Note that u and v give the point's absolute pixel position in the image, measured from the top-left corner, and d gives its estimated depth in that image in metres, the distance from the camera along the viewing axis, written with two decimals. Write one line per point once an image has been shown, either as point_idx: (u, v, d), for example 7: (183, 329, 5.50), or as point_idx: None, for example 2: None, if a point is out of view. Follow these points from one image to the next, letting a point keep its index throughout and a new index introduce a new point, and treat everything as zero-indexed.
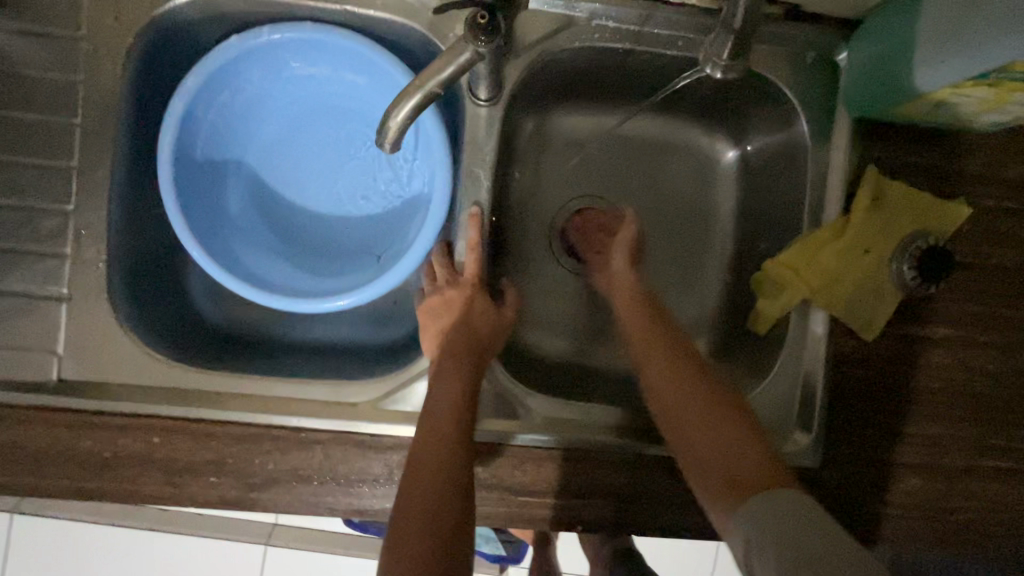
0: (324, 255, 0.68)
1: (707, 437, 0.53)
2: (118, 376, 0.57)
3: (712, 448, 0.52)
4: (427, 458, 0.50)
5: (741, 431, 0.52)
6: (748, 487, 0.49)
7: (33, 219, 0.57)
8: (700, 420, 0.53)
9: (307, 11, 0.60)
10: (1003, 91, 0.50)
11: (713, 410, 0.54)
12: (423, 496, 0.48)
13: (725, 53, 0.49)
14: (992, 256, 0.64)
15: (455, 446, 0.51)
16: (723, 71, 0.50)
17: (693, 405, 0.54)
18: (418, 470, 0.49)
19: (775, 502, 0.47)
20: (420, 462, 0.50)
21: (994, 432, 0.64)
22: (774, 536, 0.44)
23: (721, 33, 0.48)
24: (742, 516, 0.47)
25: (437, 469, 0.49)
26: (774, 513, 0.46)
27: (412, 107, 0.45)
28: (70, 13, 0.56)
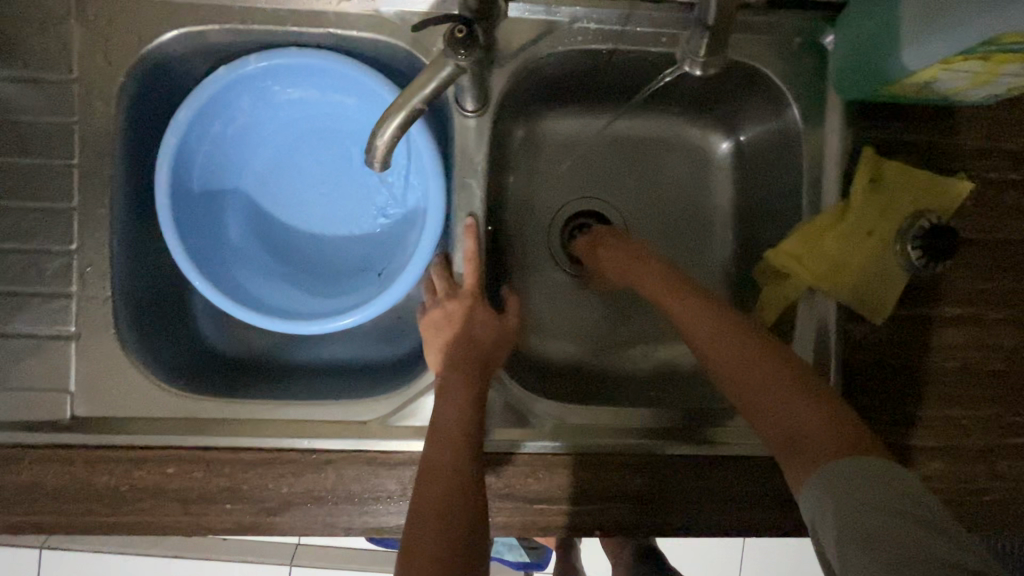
0: (325, 276, 0.68)
1: (766, 400, 0.51)
2: (130, 410, 0.58)
3: (771, 415, 0.51)
4: (439, 471, 0.49)
5: (799, 392, 0.50)
6: (818, 451, 0.48)
7: (39, 261, 0.58)
8: (754, 380, 0.52)
9: (291, 37, 0.61)
10: (993, 64, 0.48)
11: (766, 370, 0.52)
12: (433, 499, 0.47)
13: (701, 50, 0.49)
14: (999, 229, 0.62)
15: (466, 461, 0.50)
16: (700, 68, 0.50)
17: (735, 361, 0.53)
18: (429, 482, 0.48)
19: (846, 473, 0.45)
20: (430, 477, 0.49)
21: (1014, 409, 0.63)
22: (849, 507, 0.44)
23: (694, 30, 0.48)
24: (813, 484, 0.46)
25: (451, 483, 0.48)
26: (846, 489, 0.44)
27: (397, 125, 0.45)
28: (61, 57, 0.58)
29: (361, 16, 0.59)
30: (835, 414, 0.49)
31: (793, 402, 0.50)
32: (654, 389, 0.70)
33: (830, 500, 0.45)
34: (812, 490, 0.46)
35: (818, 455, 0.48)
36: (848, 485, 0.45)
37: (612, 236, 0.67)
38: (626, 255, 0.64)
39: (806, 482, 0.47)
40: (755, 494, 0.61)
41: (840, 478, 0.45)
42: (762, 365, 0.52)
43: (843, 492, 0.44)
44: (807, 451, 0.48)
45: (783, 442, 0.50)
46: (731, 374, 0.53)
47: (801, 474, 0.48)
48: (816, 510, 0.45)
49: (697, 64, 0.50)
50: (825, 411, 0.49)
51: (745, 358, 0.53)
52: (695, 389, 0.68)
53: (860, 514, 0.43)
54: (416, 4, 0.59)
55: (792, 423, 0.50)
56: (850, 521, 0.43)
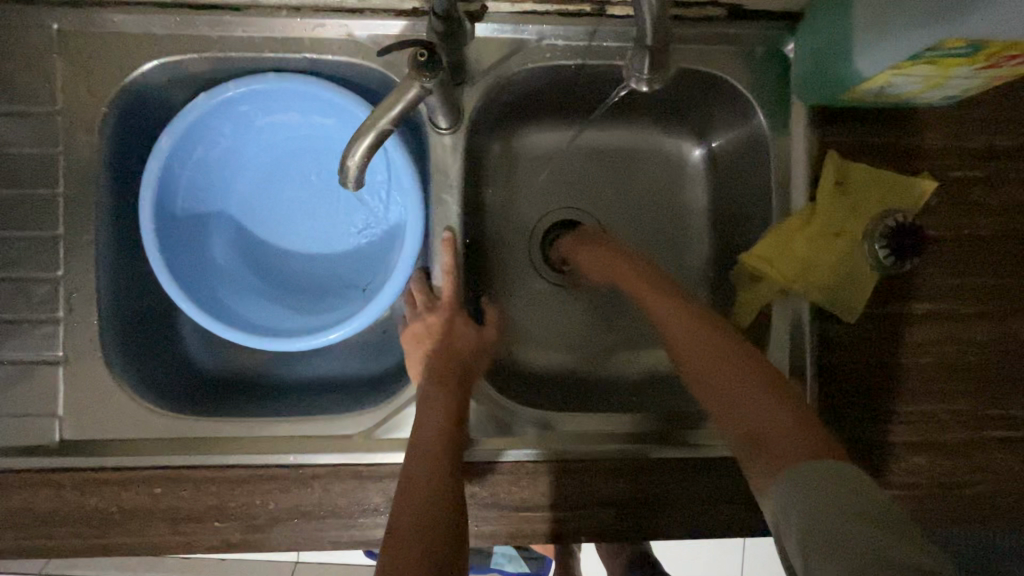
0: (310, 293, 0.70)
1: (733, 401, 0.52)
2: (117, 432, 0.59)
3: (749, 424, 0.50)
4: (418, 482, 0.50)
5: (765, 392, 0.51)
6: (780, 452, 0.48)
7: (26, 288, 0.59)
8: (722, 379, 0.53)
9: (268, 63, 0.62)
10: (942, 68, 0.50)
11: (732, 370, 0.53)
12: (414, 506, 0.48)
13: (644, 67, 0.47)
14: (966, 226, 0.64)
15: (443, 473, 0.51)
16: (646, 84, 0.48)
17: (705, 360, 0.54)
18: (408, 493, 0.49)
19: (806, 475, 0.45)
20: (408, 490, 0.50)
21: (992, 402, 0.64)
22: (810, 508, 0.43)
23: (635, 49, 0.46)
24: (776, 487, 0.46)
25: (429, 494, 0.49)
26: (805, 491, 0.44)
27: (366, 146, 0.47)
28: (44, 90, 0.59)
29: (335, 41, 0.61)
30: (801, 415, 0.49)
31: (759, 402, 0.50)
32: (637, 394, 0.71)
33: (797, 503, 0.44)
34: (781, 501, 0.45)
35: (780, 456, 0.47)
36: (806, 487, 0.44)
37: (594, 240, 0.68)
38: (605, 259, 0.65)
39: (770, 485, 0.47)
40: (737, 495, 0.61)
41: (805, 482, 0.44)
42: (739, 373, 0.53)
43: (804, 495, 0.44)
44: (770, 451, 0.48)
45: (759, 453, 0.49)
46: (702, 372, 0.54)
47: (765, 476, 0.48)
48: (786, 519, 0.44)
49: (643, 80, 0.48)
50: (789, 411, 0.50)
51: (713, 357, 0.54)
52: (677, 393, 0.69)
53: (820, 517, 0.42)
54: (388, 26, 0.60)
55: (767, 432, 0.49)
56: (816, 523, 0.41)
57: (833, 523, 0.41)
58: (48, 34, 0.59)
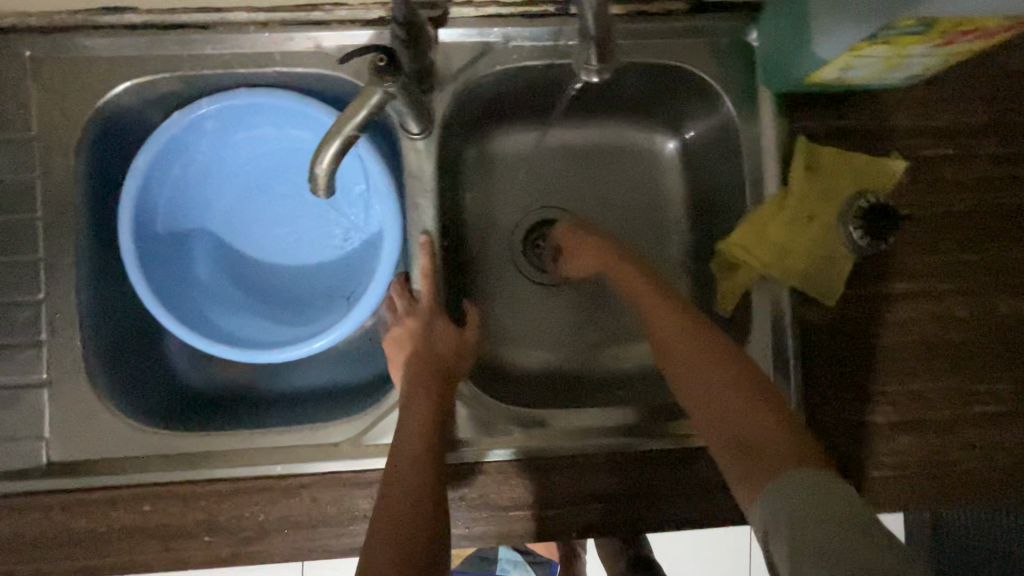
0: (294, 305, 0.70)
1: (719, 411, 0.53)
2: (104, 452, 0.59)
3: (723, 426, 0.53)
4: (400, 493, 0.51)
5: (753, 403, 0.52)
6: (768, 461, 0.49)
7: (8, 313, 0.60)
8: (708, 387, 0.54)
9: (240, 79, 0.63)
10: (899, 47, 0.51)
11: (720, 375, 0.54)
12: (393, 507, 0.50)
13: (592, 58, 0.47)
14: (939, 204, 0.64)
15: (427, 482, 0.52)
16: (596, 76, 0.48)
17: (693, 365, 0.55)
18: (391, 506, 0.50)
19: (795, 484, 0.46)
20: (391, 501, 0.51)
21: (977, 378, 0.64)
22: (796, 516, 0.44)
23: (581, 42, 0.46)
24: (764, 499, 0.47)
25: (413, 506, 0.50)
26: (791, 500, 0.45)
27: (333, 153, 0.47)
28: (19, 116, 0.60)
29: (304, 54, 0.62)
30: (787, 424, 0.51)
31: (749, 411, 0.52)
32: (623, 388, 0.71)
33: (781, 507, 0.45)
34: (763, 504, 0.47)
35: (769, 467, 0.48)
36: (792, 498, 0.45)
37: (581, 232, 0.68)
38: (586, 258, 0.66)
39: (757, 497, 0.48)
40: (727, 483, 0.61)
41: (784, 488, 0.46)
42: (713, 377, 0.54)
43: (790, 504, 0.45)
44: (758, 460, 0.49)
45: (733, 455, 0.51)
46: (689, 378, 0.55)
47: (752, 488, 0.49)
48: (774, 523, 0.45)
49: (592, 72, 0.48)
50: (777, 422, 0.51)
51: (701, 364, 0.55)
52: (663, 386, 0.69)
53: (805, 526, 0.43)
54: (355, 36, 0.61)
55: (745, 434, 0.51)
56: (799, 531, 0.43)
57: (815, 534, 0.42)
58: (21, 60, 0.60)
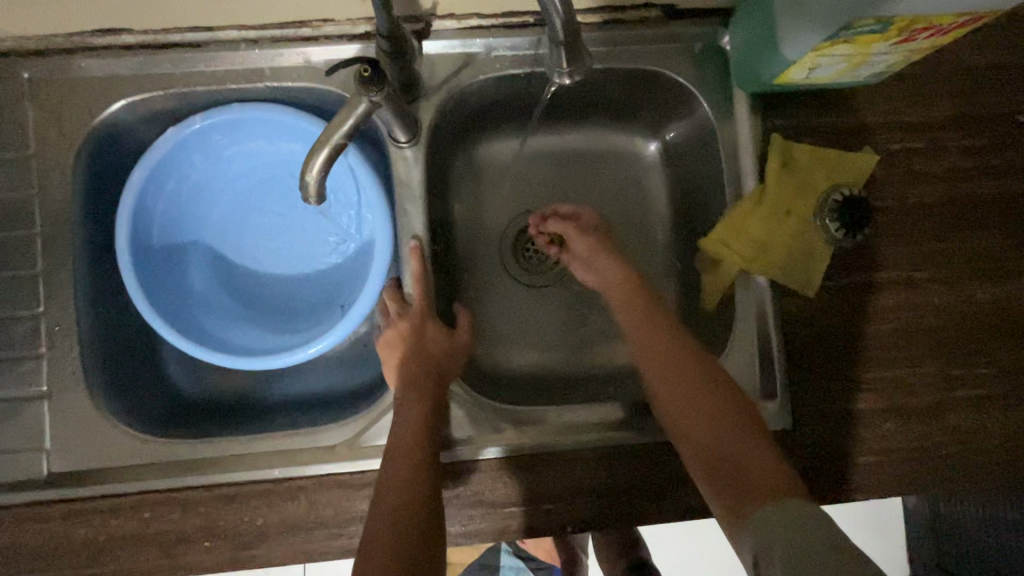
0: (289, 313, 0.71)
1: (709, 443, 0.55)
2: (103, 461, 0.60)
3: (713, 458, 0.54)
4: (391, 498, 0.52)
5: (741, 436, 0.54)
6: (756, 493, 0.50)
7: (8, 327, 0.61)
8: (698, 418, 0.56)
9: (232, 94, 0.65)
10: (860, 46, 0.53)
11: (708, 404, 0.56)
12: (388, 507, 0.52)
13: (562, 61, 0.49)
14: (912, 196, 0.67)
15: (418, 487, 0.53)
16: (568, 77, 0.51)
17: (683, 394, 0.57)
18: (383, 511, 0.52)
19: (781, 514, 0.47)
20: (384, 507, 0.52)
21: (957, 363, 0.65)
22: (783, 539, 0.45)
23: (551, 46, 0.49)
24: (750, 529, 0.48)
25: (404, 512, 0.51)
26: (777, 527, 0.46)
27: (322, 161, 0.49)
28: (18, 136, 0.62)
29: (293, 68, 0.64)
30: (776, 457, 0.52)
31: (738, 445, 0.54)
32: (614, 385, 0.72)
33: (768, 531, 0.46)
34: (751, 535, 0.48)
35: (756, 499, 0.50)
36: (778, 524, 0.46)
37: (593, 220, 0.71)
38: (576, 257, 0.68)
39: (744, 528, 0.49)
40: None
41: (769, 516, 0.47)
42: (711, 403, 0.56)
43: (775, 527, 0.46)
44: (745, 493, 0.51)
45: (721, 489, 0.52)
46: (680, 408, 0.57)
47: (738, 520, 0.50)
48: (758, 547, 0.46)
49: (563, 75, 0.51)
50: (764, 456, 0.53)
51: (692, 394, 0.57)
52: None
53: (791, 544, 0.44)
54: (343, 50, 0.63)
55: (734, 468, 0.52)
56: (786, 548, 0.44)
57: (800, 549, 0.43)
58: (19, 82, 0.62)
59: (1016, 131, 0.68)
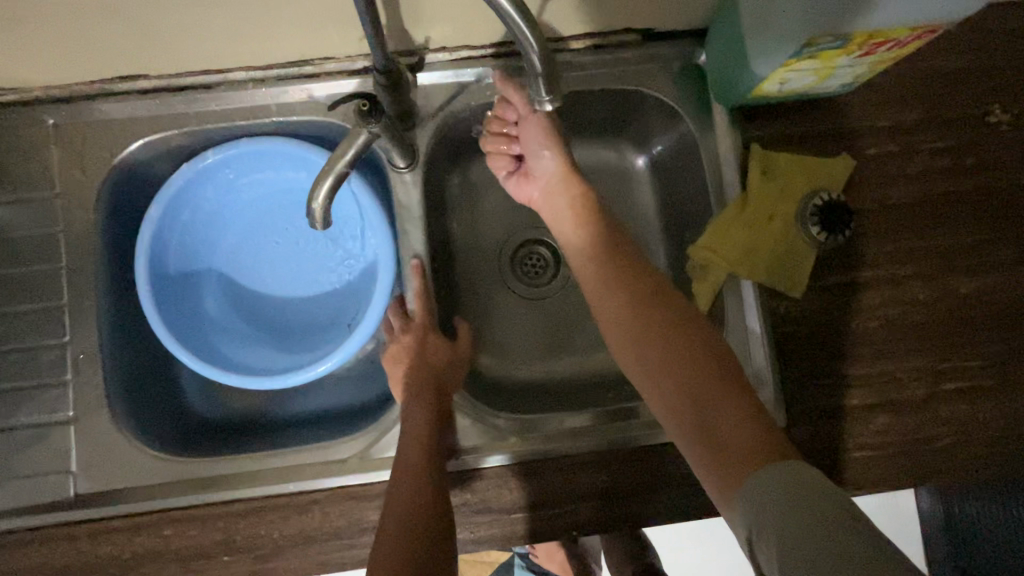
0: (298, 333, 0.75)
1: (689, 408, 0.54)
2: (126, 481, 0.63)
3: (695, 423, 0.53)
4: (399, 504, 0.55)
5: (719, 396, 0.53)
6: (740, 456, 0.49)
7: (36, 356, 0.65)
8: (679, 379, 0.56)
9: (241, 129, 0.70)
10: (825, 61, 0.57)
11: (684, 365, 0.56)
12: (396, 519, 0.55)
13: (542, 93, 0.50)
14: (889, 197, 0.70)
15: (424, 494, 0.56)
16: (548, 104, 0.51)
17: (660, 359, 0.57)
18: (393, 516, 0.55)
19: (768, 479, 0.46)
20: (393, 517, 0.55)
21: (944, 356, 0.67)
22: (774, 509, 0.44)
23: (530, 80, 0.49)
24: (740, 498, 0.47)
25: (412, 521, 0.54)
26: (766, 492, 0.46)
27: (327, 189, 0.53)
28: (44, 177, 0.66)
29: (297, 104, 0.68)
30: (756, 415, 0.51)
31: (716, 403, 0.53)
32: (614, 391, 0.74)
33: (760, 503, 0.45)
34: (742, 507, 0.47)
35: (740, 463, 0.49)
36: (767, 491, 0.46)
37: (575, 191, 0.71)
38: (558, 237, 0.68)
39: (734, 494, 0.48)
40: None
41: (757, 485, 0.47)
42: (686, 364, 0.56)
43: (768, 497, 0.45)
44: (730, 457, 0.50)
45: (707, 454, 0.51)
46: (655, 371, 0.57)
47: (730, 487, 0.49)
48: (751, 519, 0.46)
49: (543, 101, 0.51)
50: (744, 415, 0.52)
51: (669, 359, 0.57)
52: None
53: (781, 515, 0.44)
54: (343, 84, 0.68)
55: (717, 431, 0.52)
56: (779, 523, 0.43)
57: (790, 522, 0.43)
58: (45, 127, 0.66)
59: (987, 130, 0.71)
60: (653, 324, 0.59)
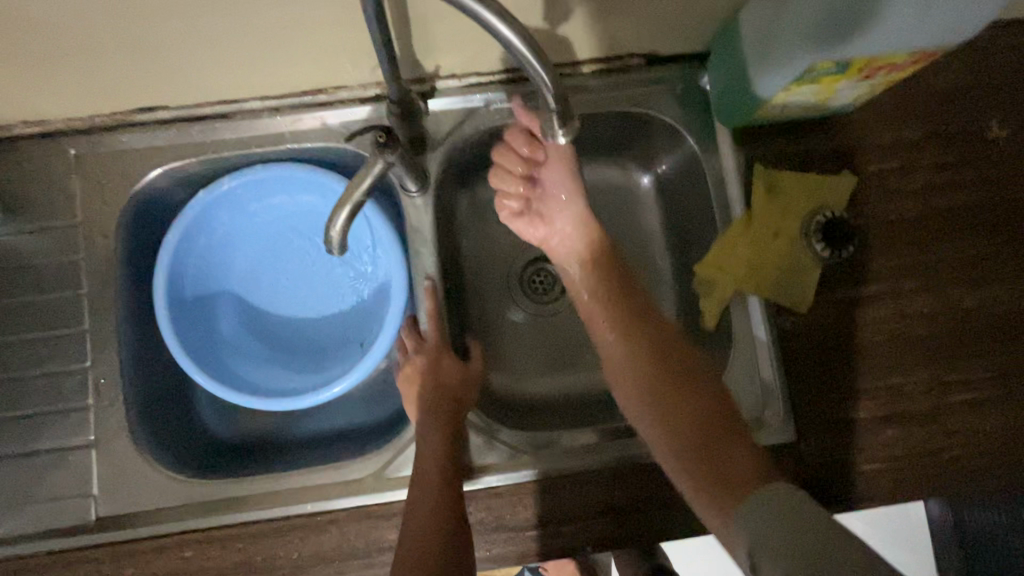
0: (313, 354, 0.76)
1: (687, 442, 0.57)
2: (146, 503, 0.64)
3: (695, 456, 0.56)
4: (416, 528, 0.56)
5: (717, 433, 0.57)
6: (738, 485, 0.51)
7: (58, 381, 0.66)
8: (678, 418, 0.60)
9: (256, 156, 0.72)
10: (824, 85, 0.59)
11: (683, 405, 0.60)
12: (412, 545, 0.56)
13: (554, 127, 0.50)
14: (891, 212, 0.71)
15: (439, 516, 0.57)
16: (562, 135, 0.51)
17: (662, 400, 0.62)
18: (409, 541, 0.56)
19: (764, 500, 0.48)
20: (410, 542, 0.56)
21: (950, 369, 0.68)
22: (772, 526, 0.46)
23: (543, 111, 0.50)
24: (737, 519, 0.49)
25: (427, 543, 0.55)
26: (760, 510, 0.48)
27: (344, 217, 0.55)
28: (66, 206, 0.68)
29: (311, 131, 0.70)
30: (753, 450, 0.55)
31: (716, 441, 0.56)
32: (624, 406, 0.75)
33: (755, 519, 0.47)
34: (741, 529, 0.48)
35: (737, 490, 0.51)
36: (764, 510, 0.47)
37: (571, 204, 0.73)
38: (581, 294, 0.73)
39: (731, 515, 0.50)
40: None
41: (755, 506, 0.48)
42: (686, 404, 0.60)
43: (771, 515, 0.46)
44: (727, 485, 0.52)
45: (705, 483, 0.53)
46: (658, 413, 0.61)
47: (725, 510, 0.50)
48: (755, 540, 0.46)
49: (556, 134, 0.51)
50: (741, 450, 0.55)
51: (673, 403, 0.61)
52: None
53: (781, 531, 0.45)
54: (355, 111, 0.70)
55: (716, 463, 0.54)
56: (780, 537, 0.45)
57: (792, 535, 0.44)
58: (67, 158, 0.68)
59: (984, 147, 0.73)
60: (654, 369, 0.64)
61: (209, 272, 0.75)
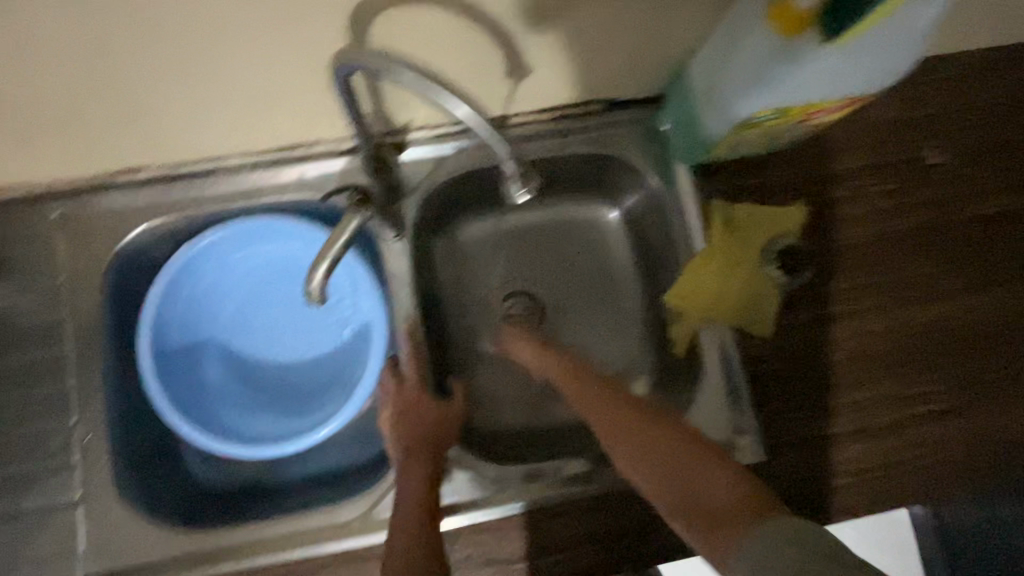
0: (298, 398, 0.78)
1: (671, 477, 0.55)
2: (134, 559, 0.64)
3: (680, 491, 0.55)
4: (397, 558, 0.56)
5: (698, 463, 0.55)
6: (726, 519, 0.51)
7: (43, 441, 0.67)
8: (654, 451, 0.57)
9: (236, 210, 0.74)
10: (765, 130, 0.65)
11: (657, 437, 0.58)
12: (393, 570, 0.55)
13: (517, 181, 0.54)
14: (844, 237, 0.76)
15: (421, 547, 0.57)
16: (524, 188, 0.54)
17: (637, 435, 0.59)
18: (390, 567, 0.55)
19: (760, 537, 0.48)
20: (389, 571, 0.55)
21: (910, 382, 0.73)
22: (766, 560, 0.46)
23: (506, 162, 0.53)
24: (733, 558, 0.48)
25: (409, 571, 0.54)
26: (755, 548, 0.47)
27: (323, 271, 0.58)
28: (49, 267, 0.70)
29: (289, 184, 0.73)
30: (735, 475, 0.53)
31: (697, 472, 0.54)
32: None
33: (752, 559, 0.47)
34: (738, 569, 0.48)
35: (728, 525, 0.50)
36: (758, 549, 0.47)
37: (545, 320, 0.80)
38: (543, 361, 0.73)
39: (727, 555, 0.49)
40: None
41: (750, 543, 0.48)
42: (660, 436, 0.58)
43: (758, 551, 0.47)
44: (715, 520, 0.51)
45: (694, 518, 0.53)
46: (633, 449, 0.59)
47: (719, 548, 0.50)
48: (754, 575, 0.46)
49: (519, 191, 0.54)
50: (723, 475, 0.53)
51: (646, 437, 0.58)
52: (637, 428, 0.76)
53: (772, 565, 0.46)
54: (332, 164, 0.73)
55: (699, 498, 0.53)
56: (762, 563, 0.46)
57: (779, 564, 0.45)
58: (50, 219, 0.70)
59: (923, 172, 0.78)
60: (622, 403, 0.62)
61: (192, 323, 0.76)
